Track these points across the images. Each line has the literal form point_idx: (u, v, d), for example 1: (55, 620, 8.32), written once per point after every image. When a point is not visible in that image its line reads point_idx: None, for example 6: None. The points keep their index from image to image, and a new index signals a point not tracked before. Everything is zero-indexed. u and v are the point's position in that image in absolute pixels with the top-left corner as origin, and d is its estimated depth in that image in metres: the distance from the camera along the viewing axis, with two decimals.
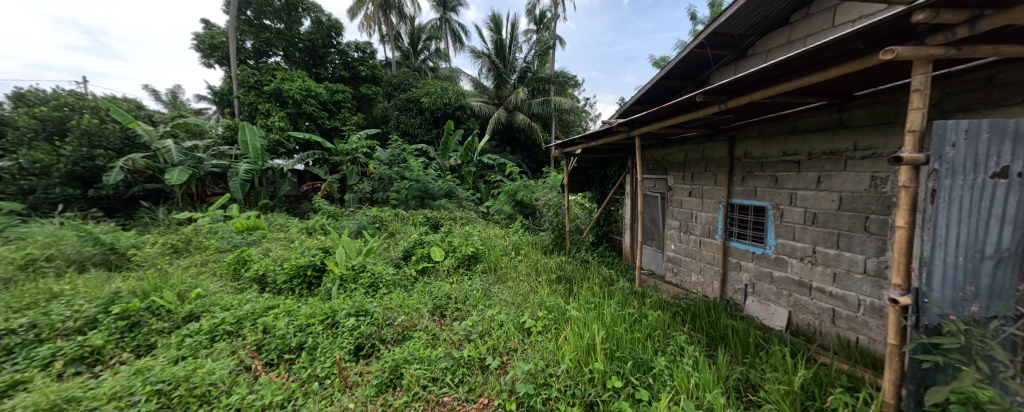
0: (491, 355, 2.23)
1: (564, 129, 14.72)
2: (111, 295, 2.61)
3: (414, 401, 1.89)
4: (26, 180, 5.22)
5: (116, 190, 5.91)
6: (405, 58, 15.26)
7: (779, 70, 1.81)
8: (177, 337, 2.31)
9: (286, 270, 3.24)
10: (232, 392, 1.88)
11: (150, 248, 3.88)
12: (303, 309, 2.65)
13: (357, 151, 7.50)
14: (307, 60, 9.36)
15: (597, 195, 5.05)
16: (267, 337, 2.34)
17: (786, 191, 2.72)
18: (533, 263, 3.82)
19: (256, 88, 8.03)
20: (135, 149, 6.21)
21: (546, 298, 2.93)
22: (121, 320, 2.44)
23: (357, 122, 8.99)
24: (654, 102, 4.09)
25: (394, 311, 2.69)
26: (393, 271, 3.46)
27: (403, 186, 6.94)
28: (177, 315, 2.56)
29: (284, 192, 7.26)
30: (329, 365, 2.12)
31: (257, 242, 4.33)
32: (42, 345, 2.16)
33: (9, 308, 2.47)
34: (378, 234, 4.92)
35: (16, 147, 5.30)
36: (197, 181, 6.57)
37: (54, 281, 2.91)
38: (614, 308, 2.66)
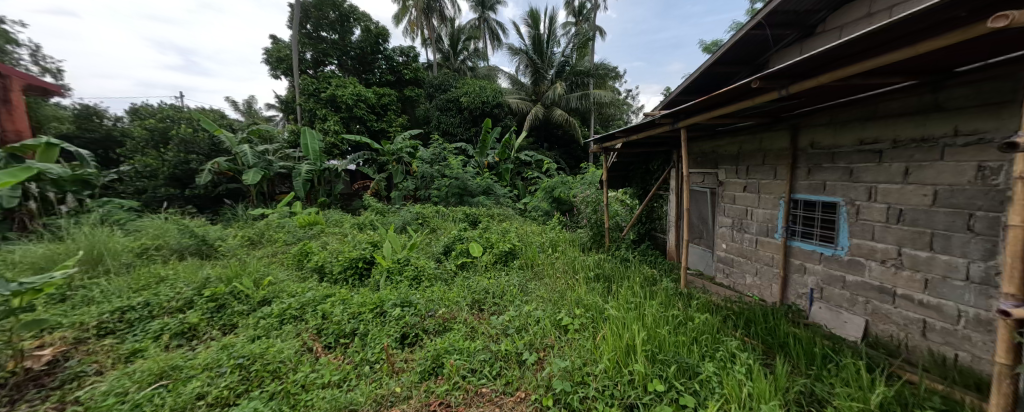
0: (527, 350, 2.27)
1: (603, 123, 14.93)
2: (203, 279, 3.04)
3: (454, 390, 1.97)
4: (140, 182, 6.28)
5: (206, 190, 6.81)
6: (446, 60, 15.72)
7: (852, 47, 1.62)
8: (254, 318, 2.63)
9: (341, 261, 3.52)
10: (297, 370, 2.11)
11: (231, 240, 4.42)
12: (355, 298, 2.87)
13: (402, 151, 7.90)
14: (357, 67, 9.99)
15: (639, 191, 4.84)
16: (326, 323, 2.58)
17: (863, 184, 2.41)
18: (570, 260, 3.77)
19: (315, 95, 8.73)
20: (220, 154, 7.10)
21: (583, 295, 2.89)
22: (210, 302, 2.83)
23: (403, 123, 9.45)
24: (703, 91, 3.82)
25: (435, 303, 2.82)
26: (434, 265, 3.62)
27: (444, 184, 7.20)
28: (253, 299, 2.90)
29: (339, 190, 7.87)
30: (379, 351, 2.28)
31: (316, 236, 4.76)
32: (153, 321, 2.59)
33: (130, 288, 2.99)
34: (419, 230, 5.14)
35: (133, 153, 6.52)
36: (267, 181, 7.28)
37: (160, 267, 3.44)
38: (656, 309, 2.57)
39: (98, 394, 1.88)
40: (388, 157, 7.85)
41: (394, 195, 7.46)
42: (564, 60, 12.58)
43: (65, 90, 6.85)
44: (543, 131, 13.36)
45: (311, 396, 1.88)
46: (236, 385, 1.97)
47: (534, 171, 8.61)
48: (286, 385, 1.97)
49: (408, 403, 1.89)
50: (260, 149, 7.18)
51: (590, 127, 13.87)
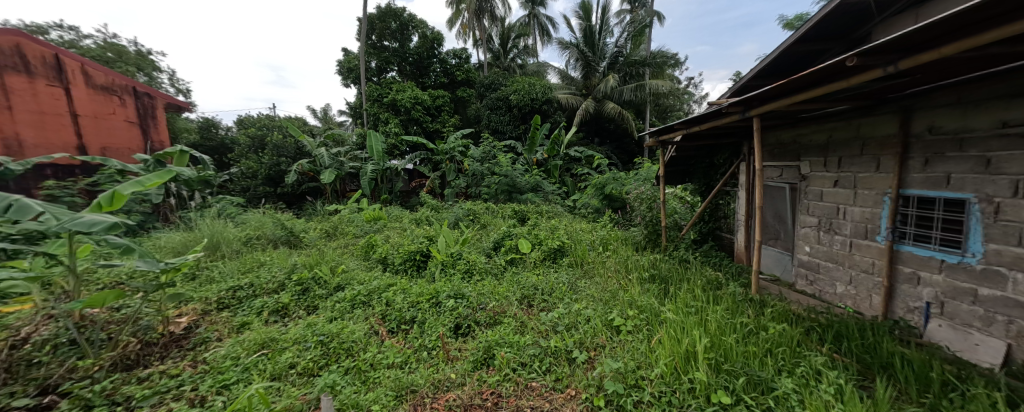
0: (577, 349, 2.23)
1: (661, 114, 14.11)
2: (291, 266, 3.51)
3: (505, 381, 2.03)
4: (245, 182, 7.43)
5: (293, 188, 7.79)
6: (497, 59, 15.92)
7: (992, 8, 1.31)
8: (331, 302, 2.97)
9: (401, 254, 3.79)
10: (367, 349, 2.34)
11: (313, 232, 5.02)
12: (414, 288, 3.08)
13: (455, 149, 8.18)
14: (415, 72, 10.48)
15: (701, 186, 4.45)
16: (389, 309, 2.81)
17: (1005, 177, 1.94)
18: (622, 259, 3.62)
19: (378, 101, 9.33)
20: (304, 157, 8.07)
21: (636, 297, 2.77)
22: (296, 285, 3.24)
23: (455, 122, 9.77)
24: (783, 74, 3.39)
25: (484, 296, 2.92)
26: (485, 260, 3.72)
27: (494, 182, 7.33)
28: (330, 285, 3.26)
29: (399, 188, 8.44)
30: (435, 338, 2.43)
31: (381, 230, 5.18)
32: (254, 300, 3.05)
33: (239, 270, 3.56)
34: (470, 226, 5.32)
35: (240, 158, 7.76)
36: (340, 180, 8.01)
37: (261, 254, 4.04)
38: (721, 315, 2.36)
39: (217, 357, 2.27)
40: (442, 156, 8.22)
41: (448, 192, 7.77)
42: (617, 51, 12.25)
43: (192, 106, 8.31)
44: (593, 125, 12.86)
45: (379, 374, 2.08)
46: (317, 359, 2.25)
47: (584, 167, 8.37)
48: (358, 362, 2.20)
49: (462, 390, 1.99)
50: (335, 151, 8.02)
51: (645, 120, 13.20)
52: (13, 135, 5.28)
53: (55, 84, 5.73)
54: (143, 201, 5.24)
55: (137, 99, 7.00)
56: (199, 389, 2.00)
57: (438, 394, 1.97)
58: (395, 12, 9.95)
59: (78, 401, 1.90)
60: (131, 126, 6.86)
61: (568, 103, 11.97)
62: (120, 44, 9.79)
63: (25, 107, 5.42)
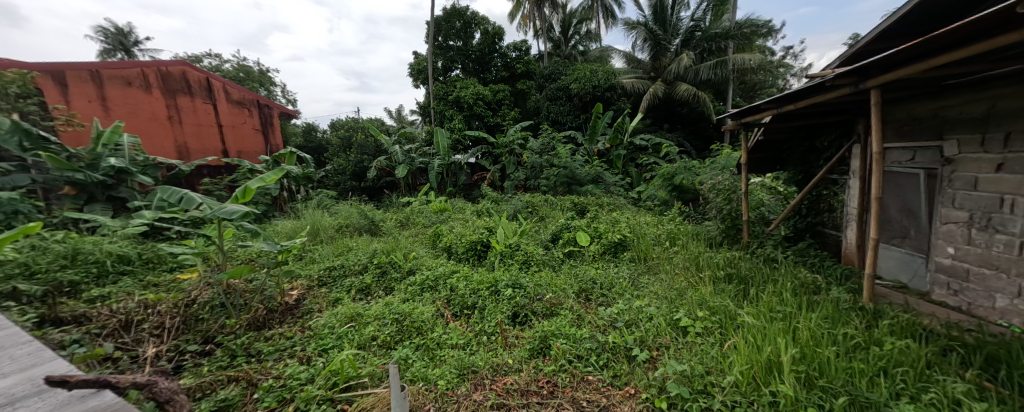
0: (638, 347, 2.15)
1: (748, 92, 12.64)
2: (373, 251, 3.97)
3: (560, 372, 2.04)
4: (337, 177, 8.54)
5: (375, 182, 8.69)
6: (557, 48, 15.48)
7: None
8: (405, 284, 3.28)
9: (464, 243, 3.99)
10: (434, 329, 2.54)
11: (389, 222, 5.54)
12: (475, 276, 3.24)
13: (514, 142, 8.26)
14: (477, 68, 10.43)
15: (798, 174, 3.85)
16: (452, 294, 3.01)
17: None
18: (692, 255, 3.33)
19: (442, 99, 9.49)
20: (383, 154, 8.93)
21: (707, 296, 2.55)
22: (377, 268, 3.65)
23: (515, 115, 9.75)
24: (922, 31, 2.74)
25: (542, 288, 2.94)
26: (543, 251, 3.74)
27: (553, 174, 7.17)
28: (403, 268, 3.61)
29: (463, 181, 8.79)
30: (494, 324, 2.54)
31: (446, 220, 5.50)
32: (344, 279, 3.52)
33: (333, 254, 4.13)
34: (529, 218, 5.34)
35: (335, 156, 8.95)
36: (411, 174, 8.59)
37: (350, 241, 4.62)
38: (815, 324, 2.05)
39: (318, 325, 2.70)
40: (501, 149, 8.34)
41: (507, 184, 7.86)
42: (694, 25, 11.45)
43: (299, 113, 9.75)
44: (664, 109, 11.85)
45: (445, 352, 2.26)
46: (393, 334, 2.51)
47: (650, 156, 7.75)
48: (426, 340, 2.40)
49: (519, 375, 2.05)
50: (407, 148, 8.64)
51: (728, 101, 11.91)
52: (180, 145, 6.82)
53: (205, 102, 7.21)
54: (266, 194, 6.35)
55: (261, 111, 8.42)
56: (307, 350, 2.40)
57: (497, 377, 2.06)
58: (459, 11, 10.09)
59: (228, 351, 2.43)
60: (257, 133, 8.31)
61: (636, 88, 11.22)
62: (243, 65, 11.76)
63: (187, 121, 6.93)
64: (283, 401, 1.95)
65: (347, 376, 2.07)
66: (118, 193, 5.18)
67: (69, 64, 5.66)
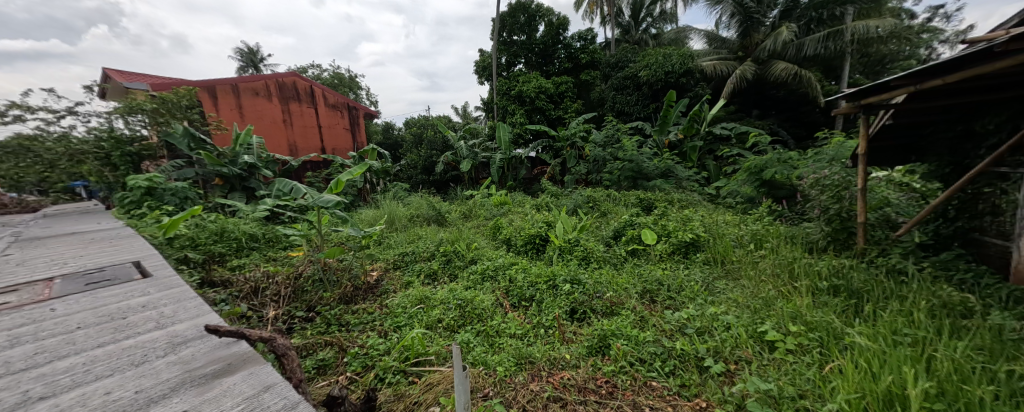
0: (712, 357, 1.94)
1: (873, 67, 10.49)
2: (439, 241, 4.21)
3: (620, 373, 1.93)
4: (411, 172, 9.23)
5: (443, 175, 9.20)
6: (626, 34, 14.91)
7: None
8: (467, 273, 3.41)
9: (522, 237, 4.00)
10: (494, 317, 2.60)
11: (454, 214, 5.80)
12: (534, 269, 3.23)
13: (576, 135, 7.98)
14: (540, 61, 10.32)
15: (945, 166, 3.06)
16: (511, 285, 3.04)
17: None
18: (784, 261, 2.88)
19: (507, 94, 9.57)
20: (450, 149, 9.38)
21: (803, 309, 2.19)
22: (443, 256, 3.86)
23: (578, 107, 9.36)
24: None
25: (603, 286, 2.82)
26: (604, 248, 3.58)
27: (615, 167, 6.74)
28: (466, 258, 3.77)
29: (522, 175, 8.81)
30: (551, 318, 2.50)
31: (506, 214, 5.57)
32: (415, 264, 3.80)
33: (405, 241, 4.48)
34: (590, 214, 5.14)
35: (410, 151, 9.67)
36: (474, 169, 8.90)
37: (420, 230, 4.95)
38: (959, 357, 1.63)
39: (393, 305, 2.95)
40: (562, 142, 8.15)
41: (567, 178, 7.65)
42: None
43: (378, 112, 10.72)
44: (755, 92, 10.40)
45: (504, 340, 2.29)
46: (455, 319, 2.63)
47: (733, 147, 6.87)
48: (486, 327, 2.47)
49: (577, 371, 1.99)
50: (472, 143, 8.94)
51: (844, 79, 10.03)
52: (290, 144, 8.05)
53: (308, 106, 8.31)
54: (354, 186, 7.15)
55: (351, 112, 9.40)
56: (384, 325, 2.65)
57: (553, 370, 2.02)
58: (524, 4, 9.88)
59: (324, 319, 2.81)
60: (348, 133, 9.35)
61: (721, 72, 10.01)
62: (334, 72, 13.26)
63: (294, 124, 8.12)
64: (366, 367, 2.20)
65: (416, 352, 2.23)
66: (249, 184, 6.33)
67: (217, 80, 6.96)
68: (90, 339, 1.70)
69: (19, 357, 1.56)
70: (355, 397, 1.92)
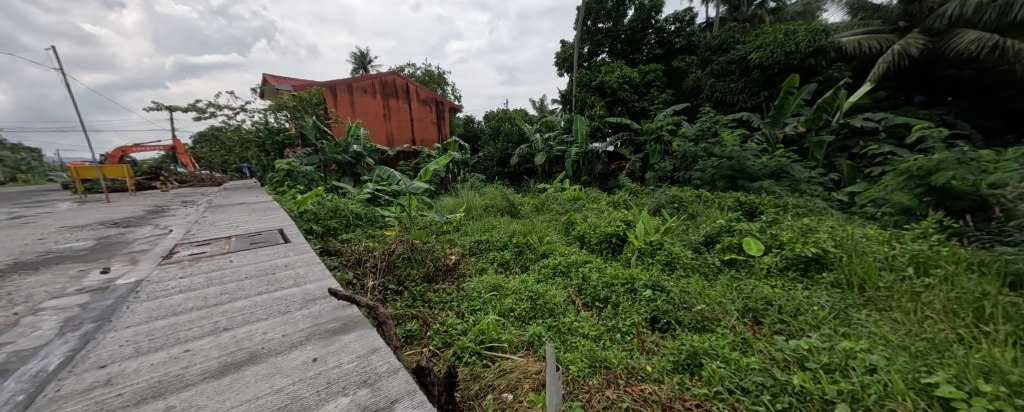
0: (847, 403, 1.54)
1: None
2: (513, 232, 4.25)
3: (716, 400, 1.66)
4: (493, 167, 9.70)
5: (517, 168, 9.33)
6: (735, 12, 13.93)
7: None
8: (538, 266, 3.34)
9: (597, 235, 3.80)
10: (565, 314, 2.48)
11: (526, 206, 5.76)
12: (609, 269, 3.02)
13: (663, 128, 7.21)
14: (626, 49, 9.69)
15: None
16: (584, 283, 2.87)
17: None
18: (956, 297, 2.20)
19: (587, 85, 9.07)
20: (524, 143, 9.42)
21: (1005, 365, 1.62)
22: (515, 247, 3.87)
23: (667, 98, 8.35)
24: None
25: (694, 298, 2.50)
26: (693, 255, 3.20)
27: (710, 165, 6.02)
28: (538, 251, 3.71)
29: (598, 170, 8.44)
30: (629, 324, 2.29)
31: (580, 209, 5.36)
32: (488, 253, 3.85)
33: (482, 230, 4.58)
34: (675, 215, 4.68)
35: (490, 144, 9.96)
36: (548, 162, 8.81)
37: (495, 220, 5.03)
38: None
39: (468, 289, 2.99)
40: (646, 136, 7.43)
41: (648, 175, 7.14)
42: None
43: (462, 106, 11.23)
44: (920, 73, 7.95)
45: (577, 339, 2.16)
46: (527, 311, 2.56)
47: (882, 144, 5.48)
48: (558, 323, 2.35)
49: (660, 387, 1.78)
50: (548, 137, 8.84)
51: None
52: (388, 136, 8.93)
53: (404, 102, 9.11)
54: (437, 175, 7.62)
55: (437, 107, 10.09)
56: (461, 307, 2.69)
57: (632, 381, 1.83)
58: None
59: (410, 294, 2.95)
60: (434, 126, 10.02)
61: (868, 49, 8.00)
62: (427, 70, 14.35)
63: (393, 118, 8.97)
64: (445, 344, 2.22)
65: (491, 337, 2.20)
66: (358, 170, 7.22)
67: (337, 82, 8.14)
68: (253, 288, 2.37)
69: (212, 295, 2.30)
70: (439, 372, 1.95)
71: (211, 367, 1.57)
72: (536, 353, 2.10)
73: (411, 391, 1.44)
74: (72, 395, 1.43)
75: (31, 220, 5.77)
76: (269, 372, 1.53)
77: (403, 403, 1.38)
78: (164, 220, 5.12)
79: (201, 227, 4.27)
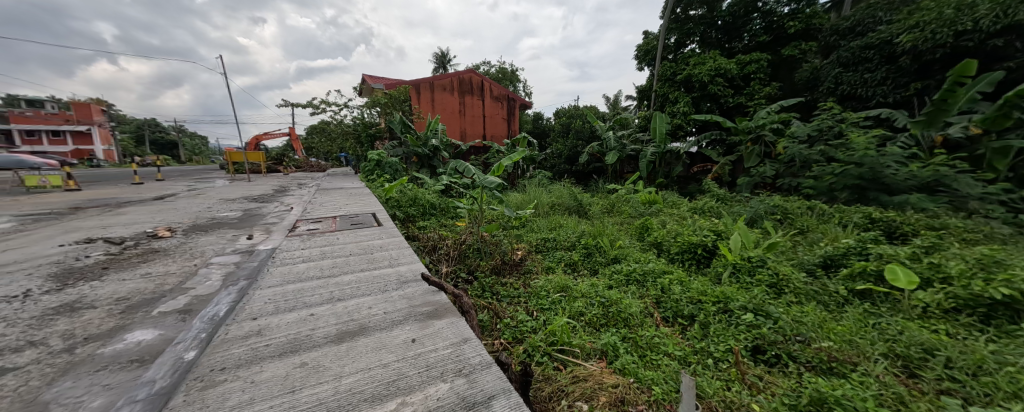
0: None
1: None
2: (581, 232, 4.13)
3: None
4: (560, 164, 9.63)
5: (585, 166, 9.11)
6: None
7: None
8: (609, 271, 3.18)
9: (679, 243, 3.52)
10: (643, 327, 2.30)
11: (596, 207, 5.55)
12: (694, 283, 2.76)
13: (764, 127, 6.33)
14: (722, 37, 8.36)
15: None
16: (664, 296, 2.67)
17: None
18: None
19: (670, 79, 8.14)
20: (596, 141, 9.17)
21: None
22: (583, 248, 3.73)
23: (772, 92, 7.07)
24: None
25: (816, 333, 2.13)
26: (806, 280, 2.78)
27: (831, 172, 5.02)
28: (608, 254, 3.53)
29: (677, 173, 7.95)
30: (724, 350, 2.04)
31: (656, 214, 5.02)
32: (555, 252, 3.75)
33: (550, 227, 4.52)
34: (782, 230, 4.09)
35: (560, 140, 9.82)
36: (619, 162, 8.46)
37: (563, 219, 4.88)
38: None
39: (535, 286, 2.92)
40: (742, 136, 6.68)
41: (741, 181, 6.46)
42: None
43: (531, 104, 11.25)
44: None
45: (658, 357, 2.00)
46: (599, 317, 2.43)
47: None
48: (634, 335, 2.20)
49: None
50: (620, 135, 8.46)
51: None
52: (462, 131, 9.30)
53: (478, 99, 9.39)
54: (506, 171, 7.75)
55: (508, 104, 10.12)
56: (528, 304, 2.62)
57: None
58: None
59: (480, 285, 2.95)
60: (504, 122, 10.12)
61: None
62: (500, 67, 14.70)
63: (467, 113, 9.29)
64: (516, 339, 2.18)
65: (562, 339, 2.10)
66: (434, 162, 7.60)
67: (420, 79, 8.64)
68: (356, 264, 2.70)
69: (326, 266, 2.68)
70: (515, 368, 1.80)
71: (332, 333, 1.80)
72: (612, 364, 1.96)
73: (507, 389, 1.43)
74: (236, 340, 1.75)
75: (205, 192, 7.36)
76: (378, 345, 1.68)
77: (501, 400, 1.37)
78: (289, 198, 6.06)
79: (314, 206, 4.96)
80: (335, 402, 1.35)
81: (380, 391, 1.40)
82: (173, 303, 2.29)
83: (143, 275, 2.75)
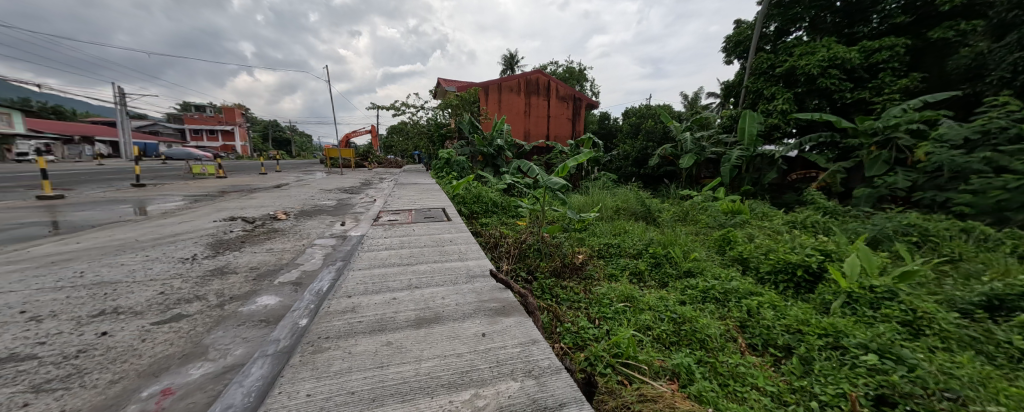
0: None
1: None
2: (649, 240, 3.89)
3: None
4: (628, 167, 9.20)
5: (654, 169, 8.61)
6: None
7: None
8: (682, 285, 2.93)
9: (771, 262, 3.13)
10: (724, 353, 2.06)
11: (667, 214, 5.20)
12: (791, 310, 2.42)
13: (901, 126, 5.38)
14: (840, 22, 7.33)
15: None
16: (751, 321, 2.38)
17: None
18: None
19: (765, 73, 7.45)
20: (670, 142, 8.70)
21: None
22: (651, 257, 3.51)
23: (910, 85, 5.85)
24: None
25: (978, 393, 1.65)
26: (953, 320, 2.25)
27: (996, 185, 4.03)
28: (680, 267, 3.26)
29: (768, 180, 7.10)
30: (834, 393, 1.71)
31: (740, 226, 4.53)
32: (619, 259, 3.56)
33: (616, 232, 4.32)
34: (919, 257, 3.39)
35: (629, 141, 9.39)
36: (697, 166, 7.82)
37: (628, 224, 4.63)
38: None
39: (596, 293, 2.79)
40: (863, 139, 5.80)
41: (859, 194, 5.51)
42: None
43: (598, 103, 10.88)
44: None
45: (743, 389, 1.77)
46: (670, 334, 2.24)
47: None
48: (711, 359, 1.99)
49: None
50: (697, 135, 7.81)
51: None
52: (526, 131, 9.34)
53: (543, 99, 9.35)
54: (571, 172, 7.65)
55: (573, 103, 9.93)
56: (589, 311, 2.51)
57: None
58: None
59: (539, 285, 2.90)
60: (569, 122, 9.96)
61: None
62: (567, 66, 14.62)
63: (532, 114, 9.32)
64: (577, 345, 2.09)
65: (627, 353, 1.95)
66: (498, 162, 7.72)
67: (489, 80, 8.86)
68: (428, 255, 2.81)
69: (404, 255, 2.84)
70: (577, 375, 1.70)
71: (412, 318, 1.87)
72: (685, 388, 1.78)
73: (580, 399, 1.34)
74: (336, 314, 1.90)
75: (310, 182, 8.41)
76: (452, 334, 1.72)
77: (574, 408, 1.29)
78: (373, 191, 6.60)
79: (394, 198, 5.32)
80: (417, 383, 1.39)
81: (455, 379, 1.41)
82: (288, 275, 2.62)
83: (267, 249, 3.18)
